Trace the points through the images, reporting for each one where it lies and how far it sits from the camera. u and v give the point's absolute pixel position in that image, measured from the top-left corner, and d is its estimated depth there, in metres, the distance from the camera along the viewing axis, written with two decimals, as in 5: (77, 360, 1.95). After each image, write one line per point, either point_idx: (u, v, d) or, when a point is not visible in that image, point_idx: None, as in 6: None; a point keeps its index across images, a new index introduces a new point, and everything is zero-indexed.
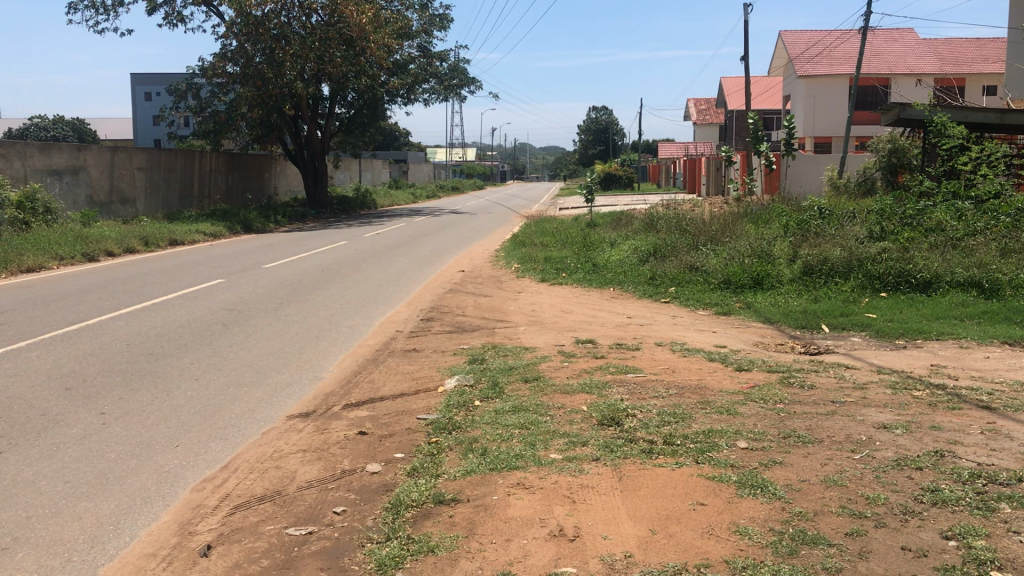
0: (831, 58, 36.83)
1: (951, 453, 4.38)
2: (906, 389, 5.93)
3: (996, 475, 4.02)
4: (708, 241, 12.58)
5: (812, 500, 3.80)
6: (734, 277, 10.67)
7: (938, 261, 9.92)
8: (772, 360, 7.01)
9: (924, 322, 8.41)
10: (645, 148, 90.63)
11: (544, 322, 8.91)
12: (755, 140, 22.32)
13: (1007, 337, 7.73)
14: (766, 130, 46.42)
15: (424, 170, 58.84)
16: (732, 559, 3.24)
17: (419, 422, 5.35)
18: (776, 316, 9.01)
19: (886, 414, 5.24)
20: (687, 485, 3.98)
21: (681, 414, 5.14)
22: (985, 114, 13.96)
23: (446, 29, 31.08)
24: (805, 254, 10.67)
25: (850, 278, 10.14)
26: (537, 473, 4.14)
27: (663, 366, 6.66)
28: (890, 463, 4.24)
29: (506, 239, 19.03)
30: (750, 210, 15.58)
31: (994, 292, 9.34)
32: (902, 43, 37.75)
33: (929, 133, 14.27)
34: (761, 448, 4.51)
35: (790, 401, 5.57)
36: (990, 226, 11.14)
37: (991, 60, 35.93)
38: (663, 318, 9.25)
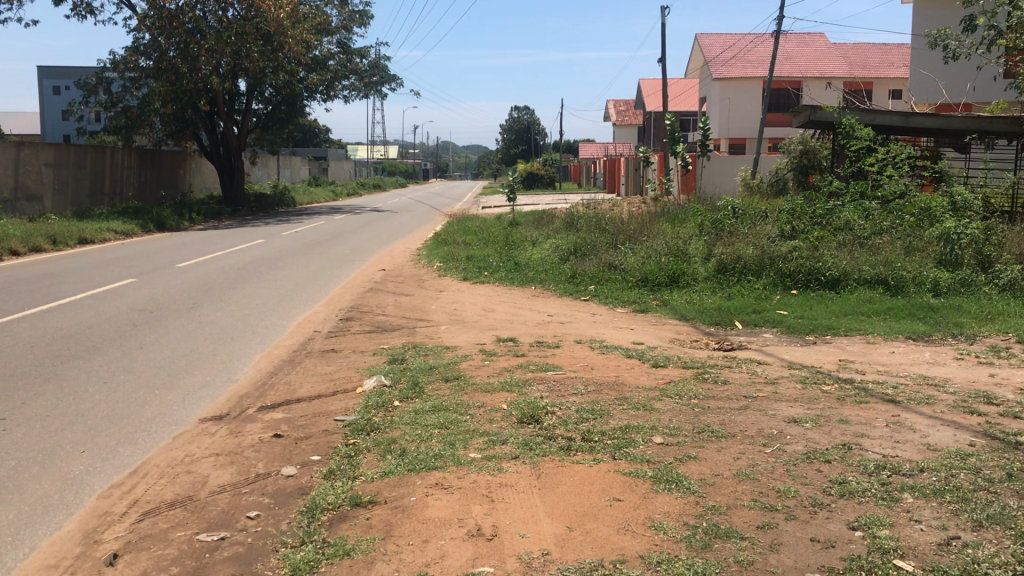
0: (746, 62, 37.69)
1: (858, 446, 4.53)
2: (815, 383, 6.11)
3: (899, 466, 4.22)
4: (627, 240, 12.75)
5: (726, 494, 3.88)
6: (651, 275, 10.82)
7: (845, 259, 10.23)
8: (687, 356, 7.11)
9: (832, 318, 8.66)
10: (566, 148, 90.81)
11: (465, 320, 8.92)
12: (673, 140, 22.67)
13: (911, 333, 8.03)
14: (684, 130, 47.21)
15: (345, 168, 58.74)
16: (647, 554, 3.29)
17: (336, 423, 5.29)
18: (691, 313, 9.18)
19: (796, 408, 5.39)
20: (604, 481, 4.02)
21: (599, 411, 5.20)
22: (891, 116, 14.30)
23: (366, 25, 30.89)
24: (719, 253, 10.86)
25: (762, 276, 10.41)
26: (455, 473, 4.13)
27: (582, 364, 6.71)
28: (801, 456, 4.37)
29: (429, 237, 18.92)
30: (669, 210, 15.75)
31: (898, 289, 9.74)
32: (814, 47, 38.75)
33: (839, 136, 14.59)
34: (676, 443, 4.60)
35: (704, 396, 5.68)
36: (895, 227, 11.55)
37: (897, 65, 37.16)
38: (584, 316, 9.32)
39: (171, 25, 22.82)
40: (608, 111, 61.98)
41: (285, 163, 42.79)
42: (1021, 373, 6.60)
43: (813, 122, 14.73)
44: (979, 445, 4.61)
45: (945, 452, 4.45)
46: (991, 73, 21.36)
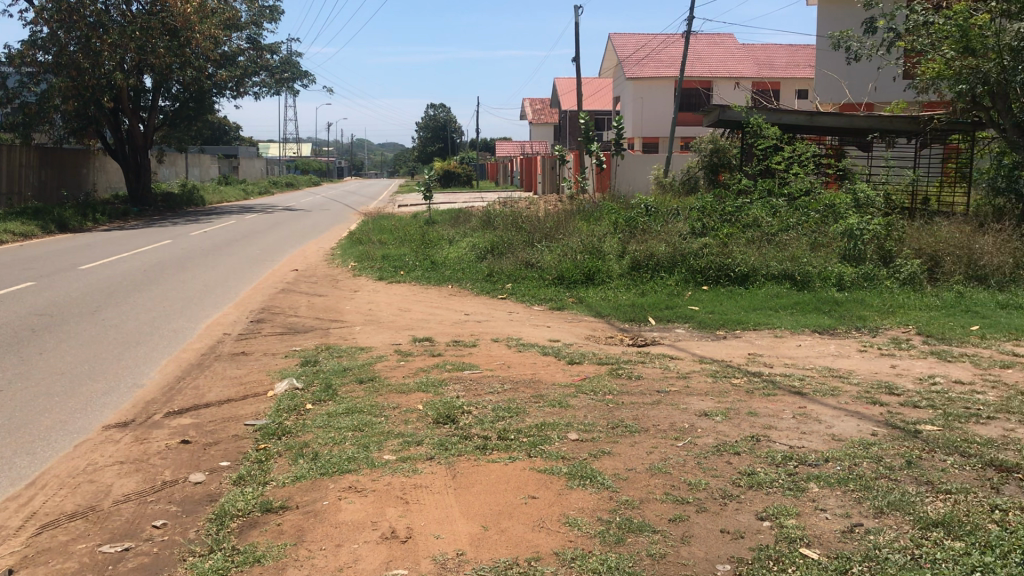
0: (658, 62, 38.28)
1: (766, 438, 4.64)
2: (725, 377, 6.25)
3: (805, 456, 4.34)
4: (543, 238, 12.83)
5: (639, 488, 3.93)
6: (566, 273, 10.89)
7: (754, 255, 10.49)
8: (602, 353, 7.18)
9: (742, 313, 8.86)
10: (482, 147, 90.85)
11: (380, 320, 8.85)
12: (587, 139, 22.90)
13: (816, 326, 8.28)
14: (598, 129, 47.72)
15: (257, 166, 57.65)
16: (562, 550, 3.31)
17: (247, 428, 5.18)
18: (606, 310, 9.28)
19: (707, 401, 5.49)
20: (519, 479, 4.03)
21: (515, 409, 5.21)
22: (797, 116, 14.68)
23: (277, 21, 30.35)
24: (632, 250, 11.00)
25: (674, 272, 10.59)
26: (369, 476, 4.08)
27: (498, 362, 6.72)
28: (711, 449, 4.45)
29: (343, 236, 18.70)
30: (584, 208, 15.89)
31: (804, 284, 10.04)
32: (723, 47, 39.59)
33: (747, 135, 14.92)
34: (590, 439, 4.64)
35: (618, 392, 5.74)
36: (801, 223, 11.88)
37: (802, 65, 38.24)
38: (500, 314, 9.34)
39: (71, 19, 22.00)
40: (523, 109, 62.23)
41: (195, 161, 41.78)
42: (920, 363, 6.86)
43: (722, 121, 15.05)
44: (880, 434, 4.77)
45: (849, 441, 4.59)
46: (891, 73, 22.15)
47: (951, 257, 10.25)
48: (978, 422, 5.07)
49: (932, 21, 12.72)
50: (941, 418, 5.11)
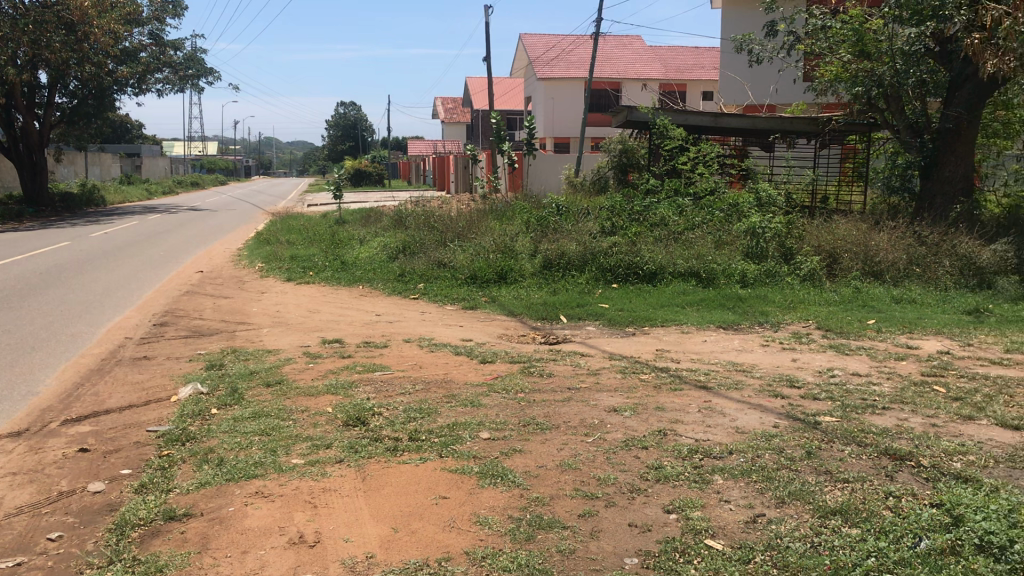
0: (568, 62, 38.61)
1: (673, 431, 4.73)
2: (634, 372, 6.36)
3: (711, 449, 4.45)
4: (455, 238, 12.82)
5: (549, 485, 3.97)
6: (479, 272, 10.90)
7: (661, 254, 10.70)
8: (513, 351, 7.22)
9: (651, 310, 9.02)
10: (393, 145, 90.22)
11: (289, 322, 8.71)
12: (498, 138, 22.97)
13: (721, 322, 8.49)
14: (510, 129, 47.89)
15: (160, 165, 56.08)
16: (472, 549, 3.33)
17: (149, 434, 5.04)
18: (518, 308, 9.33)
19: (616, 397, 5.57)
20: (430, 479, 4.03)
21: (426, 409, 5.20)
22: (701, 117, 14.95)
23: (180, 17, 29.55)
24: (544, 249, 11.08)
25: (584, 270, 10.72)
26: (277, 480, 4.02)
27: (409, 362, 6.69)
28: (620, 444, 4.52)
29: (251, 237, 18.33)
30: (496, 208, 15.94)
31: (710, 281, 10.28)
32: (631, 49, 40.18)
33: (654, 135, 15.16)
34: (501, 437, 4.66)
35: (529, 390, 5.79)
36: (707, 222, 12.16)
37: (707, 67, 39.08)
38: (412, 314, 9.29)
39: None
40: (435, 108, 62.04)
41: (94, 160, 40.39)
42: (820, 357, 7.09)
43: (630, 122, 15.27)
44: (782, 426, 4.93)
45: (752, 433, 4.72)
46: (790, 76, 22.84)
47: (848, 253, 10.66)
48: (874, 412, 5.27)
49: (829, 25, 13.09)
50: (839, 410, 5.30)
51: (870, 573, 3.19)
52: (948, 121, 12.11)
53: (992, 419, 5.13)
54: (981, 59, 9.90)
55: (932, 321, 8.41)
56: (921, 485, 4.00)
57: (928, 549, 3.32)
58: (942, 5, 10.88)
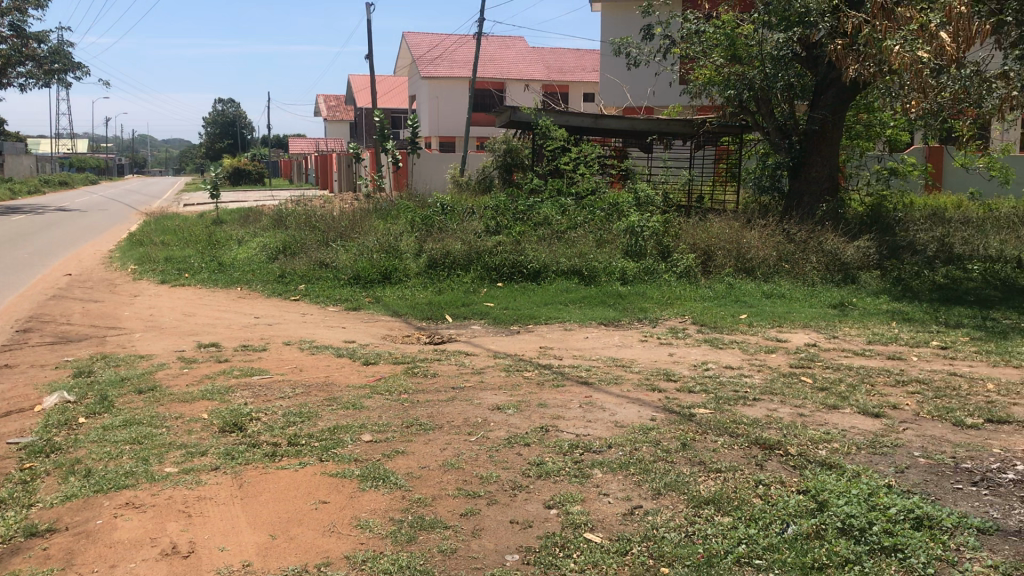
0: (451, 61, 38.59)
1: (554, 428, 4.80)
2: (518, 370, 6.42)
3: (591, 443, 4.53)
4: (338, 238, 12.65)
5: (431, 485, 3.97)
6: (362, 272, 10.78)
7: (544, 252, 10.83)
8: (397, 352, 7.17)
9: (534, 308, 9.11)
10: (275, 143, 88.35)
11: (163, 326, 8.43)
12: (382, 137, 22.77)
13: (603, 319, 8.64)
14: (394, 128, 47.54)
15: (24, 163, 53.34)
16: (352, 553, 3.30)
17: (10, 447, 4.80)
18: (403, 308, 9.28)
19: (500, 395, 5.62)
20: (309, 484, 3.97)
21: (306, 413, 5.12)
22: (582, 117, 15.14)
23: (43, 8, 28.15)
24: (428, 248, 11.05)
25: (469, 269, 10.75)
26: (148, 490, 3.89)
27: (289, 366, 6.56)
28: (502, 442, 4.56)
29: (124, 238, 17.64)
30: (379, 207, 15.80)
31: (592, 278, 10.46)
32: (514, 49, 40.45)
33: (536, 135, 15.28)
34: (383, 439, 4.63)
35: (413, 390, 5.76)
36: (588, 221, 12.36)
37: (589, 68, 39.70)
38: (293, 316, 9.13)
39: None
40: (318, 106, 61.05)
41: None
42: (695, 351, 7.32)
43: (513, 122, 15.36)
44: (659, 419, 5.06)
45: (631, 427, 4.84)
46: (666, 78, 23.47)
47: (722, 250, 10.98)
48: (745, 403, 5.48)
49: (703, 29, 13.45)
50: (713, 402, 5.48)
51: (741, 560, 3.32)
52: (816, 123, 12.71)
53: (854, 407, 5.40)
54: (844, 65, 10.37)
55: (800, 314, 8.79)
56: (789, 472, 4.18)
57: (794, 534, 3.48)
58: (808, 12, 11.36)
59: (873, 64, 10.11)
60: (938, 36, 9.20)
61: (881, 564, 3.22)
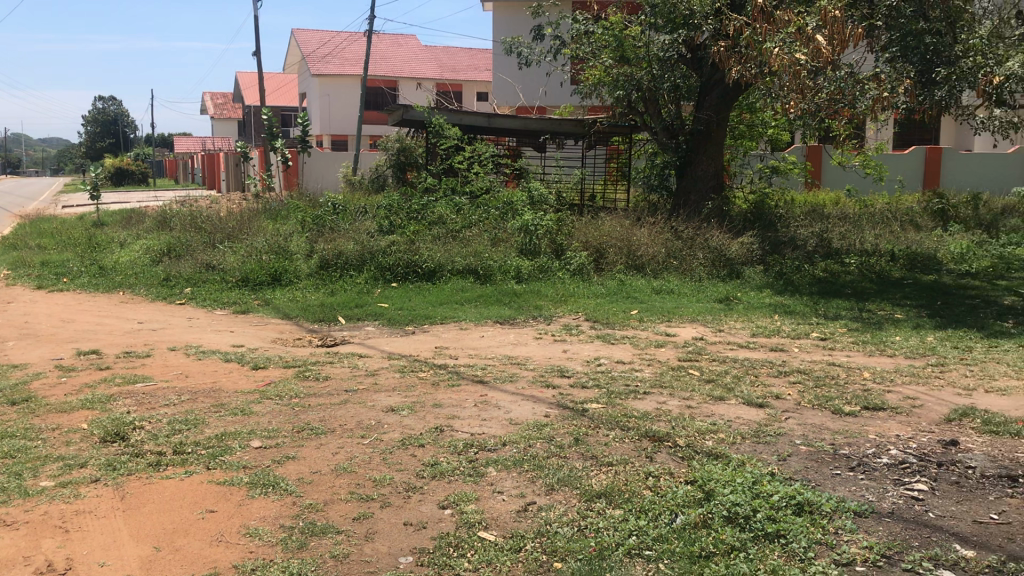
0: (342, 59, 38.07)
1: (449, 428, 4.79)
2: (412, 371, 6.38)
3: (485, 442, 4.54)
4: (225, 239, 12.34)
5: (323, 491, 3.91)
6: (251, 274, 10.53)
7: (439, 251, 10.81)
8: (288, 356, 7.03)
9: (429, 308, 9.07)
10: (159, 142, 85.51)
11: (39, 334, 8.04)
12: (271, 136, 22.29)
13: (498, 318, 8.67)
14: (284, 126, 46.61)
15: None
16: (241, 563, 3.22)
17: None
18: (294, 311, 9.10)
19: (393, 397, 5.57)
20: (195, 493, 3.86)
21: (192, 420, 4.97)
22: (475, 116, 15.13)
23: None
24: (320, 249, 10.88)
25: (363, 270, 10.63)
26: (22, 506, 3.71)
27: (174, 372, 6.36)
28: (396, 443, 4.52)
29: None
30: (269, 207, 15.46)
31: (487, 277, 10.49)
32: (406, 48, 40.22)
33: (429, 134, 15.19)
34: (274, 445, 4.54)
35: (304, 394, 5.66)
36: (483, 220, 12.38)
37: (481, 67, 39.79)
38: (179, 321, 8.85)
39: None
40: (205, 104, 59.38)
41: None
42: (588, 347, 7.42)
43: (405, 121, 15.25)
44: (552, 415, 5.11)
45: (525, 424, 4.87)
46: (557, 79, 23.73)
47: (613, 248, 11.15)
48: (635, 397, 5.58)
49: (592, 30, 13.64)
50: (605, 396, 5.57)
51: (631, 551, 3.38)
52: (701, 123, 13.10)
53: (739, 398, 5.57)
54: (727, 66, 10.67)
55: (688, 309, 9.01)
56: (678, 464, 4.28)
57: (683, 524, 3.56)
58: (692, 14, 11.67)
59: (754, 66, 10.45)
60: (813, 39, 9.56)
61: (765, 550, 3.33)
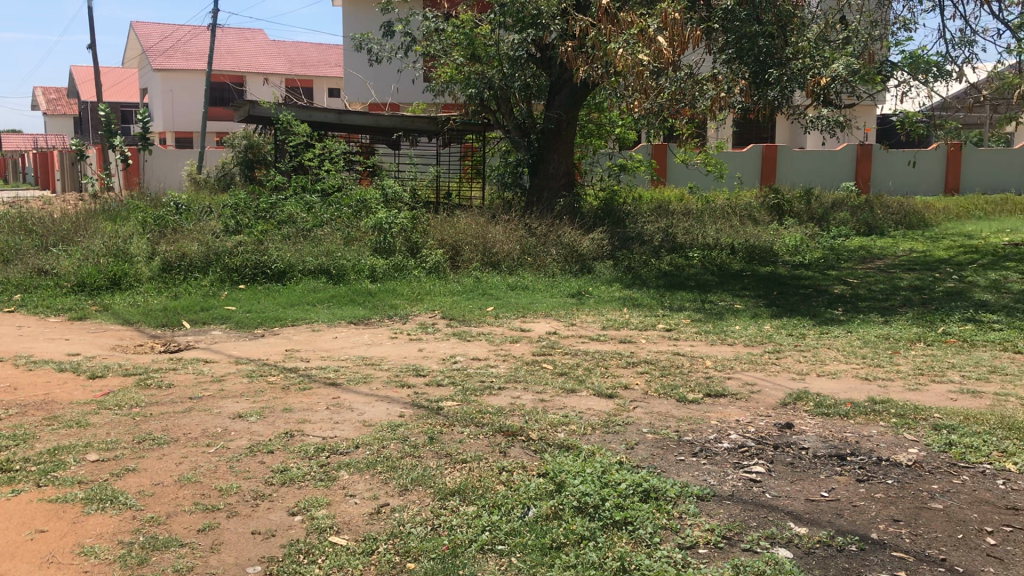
0: (186, 53, 36.68)
1: (300, 432, 4.69)
2: (262, 375, 6.21)
3: (337, 445, 4.47)
4: (59, 242, 11.66)
5: (165, 503, 3.75)
6: (88, 279, 9.97)
7: (289, 252, 10.58)
8: (128, 363, 6.70)
9: (280, 310, 8.85)
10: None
11: None
12: (110, 132, 21.25)
13: (352, 318, 8.56)
14: (124, 122, 44.50)
15: None
16: None
17: None
18: (135, 316, 8.69)
19: (242, 403, 5.40)
20: (25, 513, 3.63)
21: (22, 436, 4.67)
22: (325, 114, 14.82)
23: None
24: (161, 250, 10.42)
25: (208, 272, 10.27)
26: None
27: (2, 385, 5.96)
28: (244, 451, 4.39)
29: None
30: (107, 207, 14.70)
31: (339, 277, 10.36)
32: (253, 42, 39.13)
33: (278, 131, 14.76)
34: (111, 458, 4.32)
35: (146, 404, 5.42)
36: (334, 219, 12.18)
37: (332, 63, 39.14)
38: (8, 329, 8.30)
39: None
40: (36, 99, 55.97)
41: None
42: (443, 345, 7.41)
43: (252, 117, 14.79)
44: (407, 415, 5.08)
45: (379, 426, 4.82)
46: (409, 76, 23.66)
47: (468, 246, 11.18)
48: (490, 393, 5.62)
49: (442, 28, 13.65)
50: (460, 393, 5.58)
51: (485, 547, 3.40)
52: (552, 122, 13.34)
53: (590, 390, 5.70)
54: (575, 66, 10.87)
55: (541, 304, 9.14)
56: (530, 457, 4.34)
57: (535, 516, 3.61)
58: (540, 14, 11.83)
59: (600, 66, 10.71)
60: (655, 40, 9.74)
61: (612, 538, 3.42)
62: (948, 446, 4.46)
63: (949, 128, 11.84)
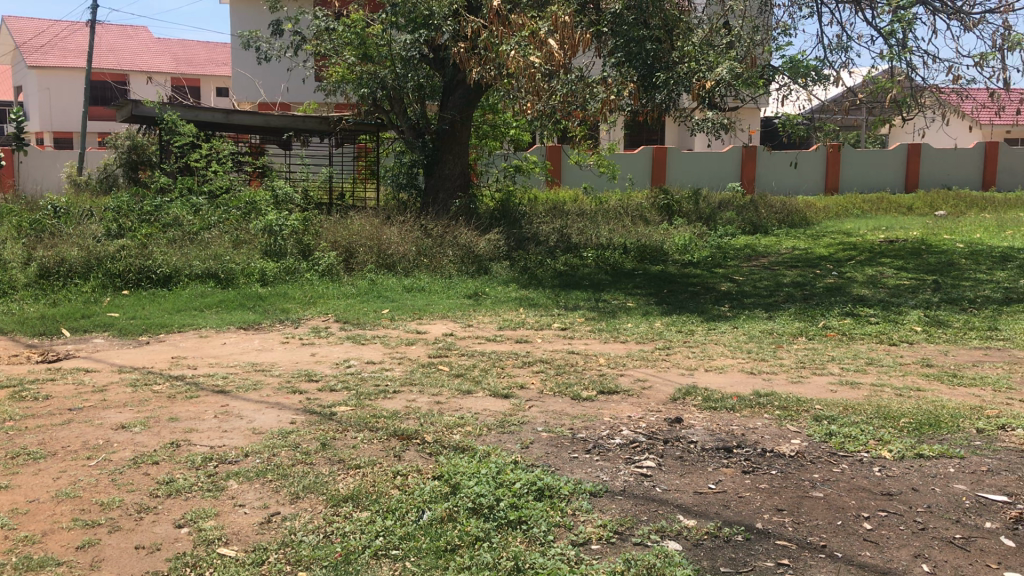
0: (64, 50, 35.20)
1: (186, 442, 4.55)
2: (146, 384, 5.99)
3: (225, 454, 4.35)
4: None
5: (41, 520, 3.59)
6: None
7: (175, 256, 10.26)
8: (2, 375, 6.38)
9: (165, 317, 8.57)
10: None
11: None
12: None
13: (242, 323, 8.36)
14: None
15: None
16: None
17: None
18: (9, 325, 8.27)
19: (124, 413, 5.20)
20: None
21: None
22: (212, 114, 14.40)
23: None
24: (37, 256, 9.93)
25: (89, 278, 9.86)
26: None
27: None
28: (127, 462, 4.24)
29: None
30: None
31: (228, 281, 10.11)
32: (136, 39, 37.83)
33: (162, 131, 14.25)
34: None
35: (20, 417, 5.16)
36: (222, 221, 11.88)
37: (221, 62, 38.18)
38: None
39: None
40: None
41: None
42: (337, 349, 7.31)
43: (135, 117, 14.26)
44: (298, 421, 4.99)
45: (269, 433, 4.72)
46: (299, 74, 23.32)
47: (363, 247, 11.05)
48: (384, 397, 5.57)
49: (333, 27, 13.40)
50: (353, 398, 5.51)
51: (378, 552, 3.36)
52: (445, 123, 13.33)
53: (485, 391, 5.71)
54: (467, 66, 10.89)
55: (437, 306, 9.11)
56: (425, 460, 4.32)
57: (429, 519, 3.60)
58: (432, 15, 11.80)
59: (493, 67, 10.75)
60: (546, 42, 9.95)
61: (507, 538, 3.44)
62: (828, 436, 4.64)
63: (827, 130, 12.32)
